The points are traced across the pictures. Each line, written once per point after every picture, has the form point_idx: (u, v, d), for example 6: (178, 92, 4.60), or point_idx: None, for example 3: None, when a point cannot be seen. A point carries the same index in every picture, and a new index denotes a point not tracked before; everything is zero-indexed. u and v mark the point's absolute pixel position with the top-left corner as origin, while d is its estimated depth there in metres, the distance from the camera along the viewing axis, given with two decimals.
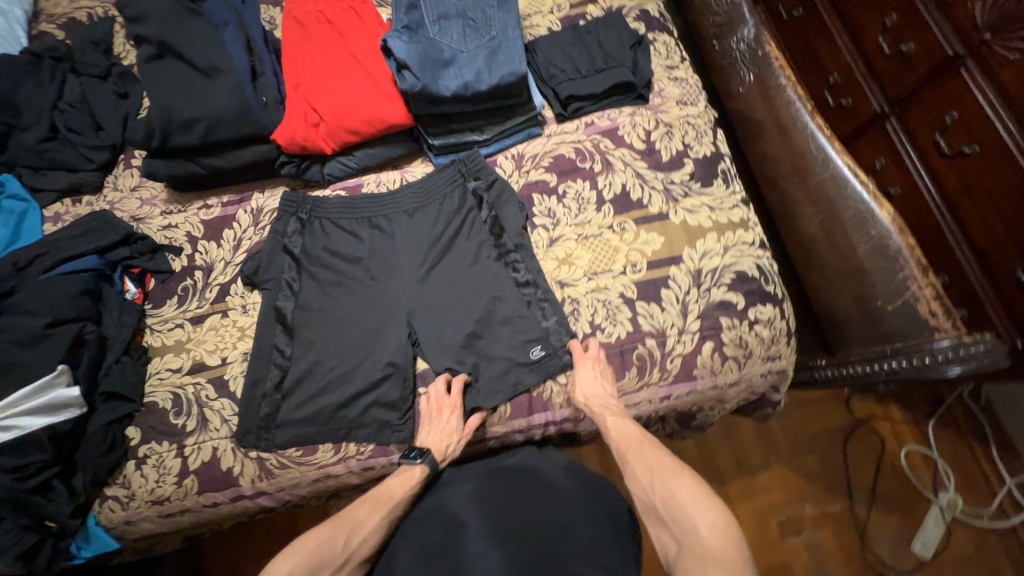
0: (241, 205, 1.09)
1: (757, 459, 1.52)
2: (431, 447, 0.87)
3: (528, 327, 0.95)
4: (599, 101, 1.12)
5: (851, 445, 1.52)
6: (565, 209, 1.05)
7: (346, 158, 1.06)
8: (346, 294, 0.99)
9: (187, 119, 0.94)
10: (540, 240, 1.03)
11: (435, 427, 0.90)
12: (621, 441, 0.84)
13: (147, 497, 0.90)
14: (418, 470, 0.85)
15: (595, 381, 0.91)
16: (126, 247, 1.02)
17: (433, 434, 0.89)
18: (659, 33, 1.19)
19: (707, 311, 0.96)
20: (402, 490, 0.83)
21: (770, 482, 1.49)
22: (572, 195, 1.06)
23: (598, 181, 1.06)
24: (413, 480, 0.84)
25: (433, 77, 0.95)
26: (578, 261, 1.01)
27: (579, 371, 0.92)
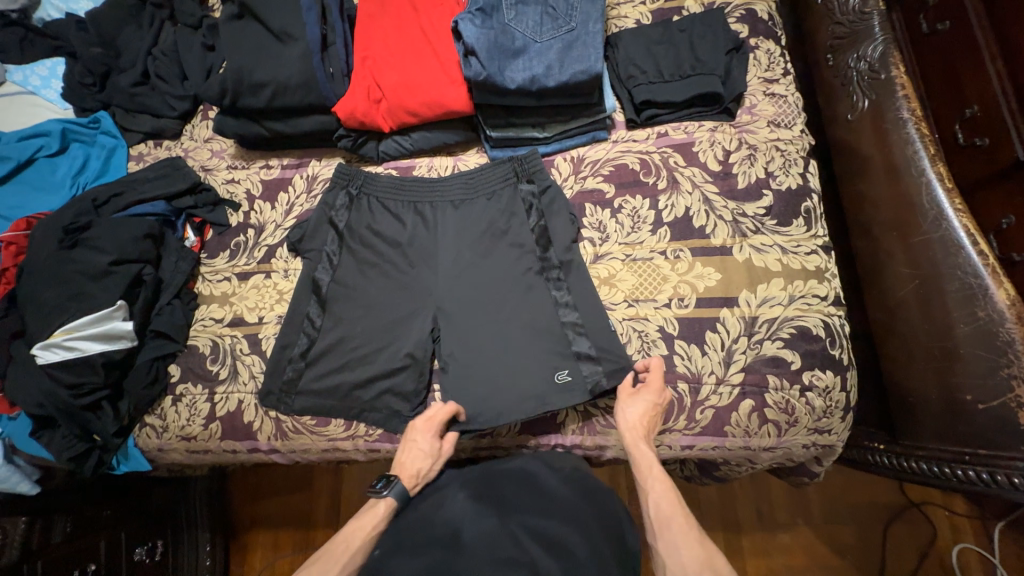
0: (299, 170, 1.12)
1: (780, 516, 1.40)
2: (397, 474, 0.83)
3: (555, 346, 0.91)
4: (679, 111, 1.01)
5: (895, 526, 1.36)
6: (617, 225, 0.98)
7: (402, 138, 1.05)
8: (381, 277, 0.99)
9: (257, 82, 0.96)
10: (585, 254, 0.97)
11: (408, 450, 0.86)
12: (660, 507, 0.76)
13: (178, 432, 0.98)
14: (383, 504, 0.81)
15: (639, 414, 0.83)
16: (191, 197, 1.08)
17: (406, 459, 0.85)
18: (764, 40, 1.05)
19: (754, 366, 0.87)
20: (361, 536, 0.77)
21: (791, 544, 1.38)
22: (627, 211, 0.98)
23: (659, 200, 0.98)
24: (377, 516, 0.79)
25: (500, 67, 0.88)
26: (620, 285, 0.94)
27: (636, 404, 0.84)
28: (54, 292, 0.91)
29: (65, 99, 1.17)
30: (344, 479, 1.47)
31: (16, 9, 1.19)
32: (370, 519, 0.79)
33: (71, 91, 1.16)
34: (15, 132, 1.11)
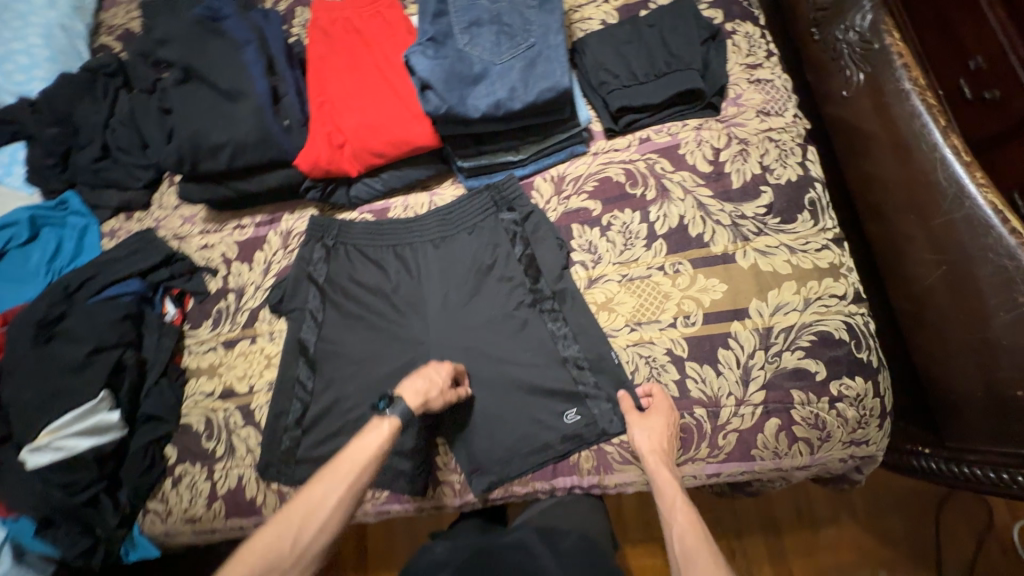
0: (272, 225, 1.07)
1: (822, 511, 1.31)
2: (403, 395, 0.80)
3: (559, 384, 0.85)
4: (659, 112, 0.94)
5: (946, 511, 1.27)
6: (608, 244, 0.91)
7: (372, 181, 1.00)
8: (369, 330, 0.95)
9: (213, 145, 0.91)
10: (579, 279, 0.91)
11: (417, 373, 0.83)
12: (683, 540, 0.72)
13: (181, 515, 0.94)
14: (387, 425, 0.78)
15: (654, 437, 0.77)
16: (166, 269, 1.05)
17: (413, 382, 0.82)
18: (741, 23, 0.97)
19: (775, 382, 0.80)
20: (366, 454, 0.76)
21: (838, 539, 1.29)
22: (617, 227, 0.92)
23: (650, 211, 0.91)
24: (382, 435, 0.77)
25: (460, 96, 0.82)
26: (619, 309, 0.88)
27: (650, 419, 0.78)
28: (34, 391, 0.88)
29: (31, 184, 1.14)
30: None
31: None
32: (375, 438, 0.77)
33: (34, 175, 1.13)
34: None
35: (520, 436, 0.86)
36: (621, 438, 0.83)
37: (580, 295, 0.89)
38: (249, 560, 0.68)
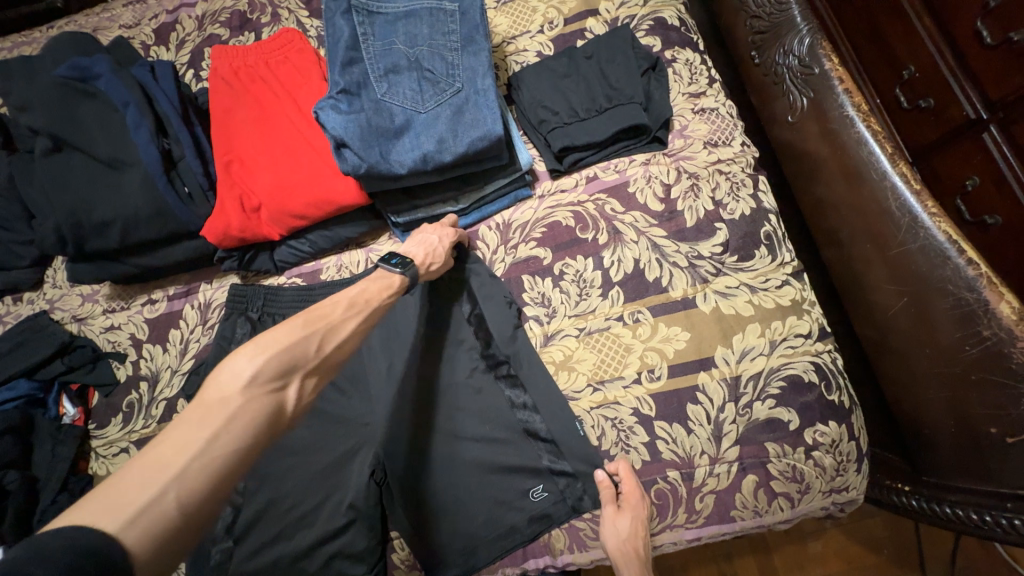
0: (188, 298, 0.95)
1: (806, 525, 1.25)
2: (414, 257, 0.77)
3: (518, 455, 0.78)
4: (605, 149, 0.89)
5: None
6: (563, 293, 0.85)
7: (298, 243, 0.89)
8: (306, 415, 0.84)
9: (100, 223, 0.79)
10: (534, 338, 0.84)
11: (417, 239, 0.81)
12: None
13: None
14: (397, 279, 0.74)
15: (628, 539, 0.71)
16: (61, 361, 0.90)
17: (420, 247, 0.80)
18: (680, 50, 0.93)
19: (749, 436, 0.74)
20: (378, 297, 0.71)
21: (826, 553, 1.23)
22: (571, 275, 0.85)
23: (604, 255, 0.85)
24: (390, 287, 0.73)
25: (381, 152, 0.72)
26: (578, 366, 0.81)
27: (620, 519, 0.72)
28: None
29: None
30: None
31: None
32: (383, 286, 0.73)
33: None
34: None
35: (482, 521, 0.77)
36: (593, 512, 0.76)
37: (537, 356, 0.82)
38: (264, 351, 0.57)
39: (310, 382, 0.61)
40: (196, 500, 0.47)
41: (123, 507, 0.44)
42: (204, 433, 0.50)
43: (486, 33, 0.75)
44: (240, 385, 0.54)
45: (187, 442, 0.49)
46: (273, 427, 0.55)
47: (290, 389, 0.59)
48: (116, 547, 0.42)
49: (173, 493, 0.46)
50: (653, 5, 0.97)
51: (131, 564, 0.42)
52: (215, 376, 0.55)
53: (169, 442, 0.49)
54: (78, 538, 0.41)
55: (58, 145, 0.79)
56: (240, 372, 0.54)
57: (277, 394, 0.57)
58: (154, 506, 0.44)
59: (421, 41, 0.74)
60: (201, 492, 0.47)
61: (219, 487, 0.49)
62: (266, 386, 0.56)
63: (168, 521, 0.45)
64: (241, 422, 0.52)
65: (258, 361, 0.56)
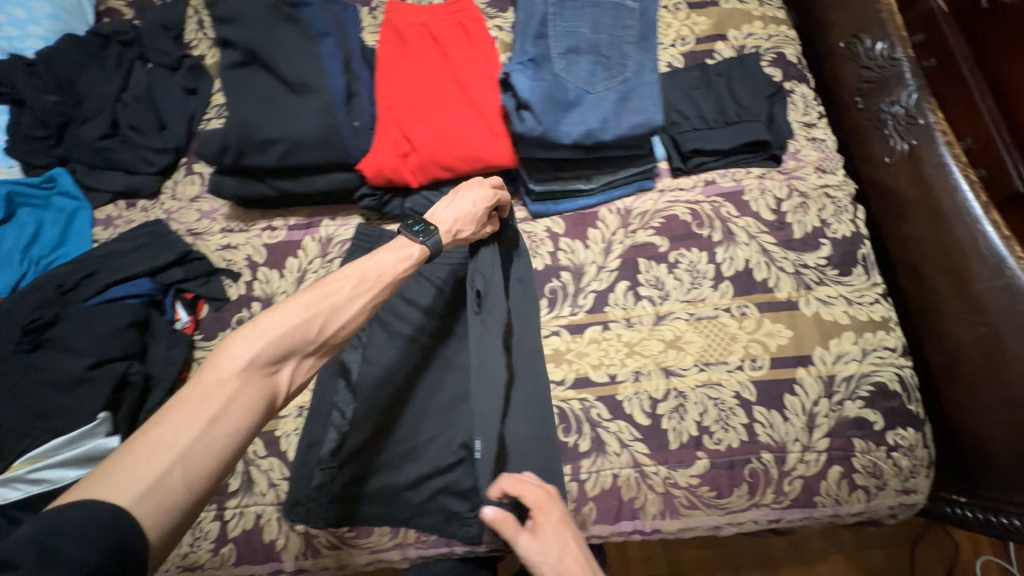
0: (308, 230, 0.98)
1: (815, 547, 1.30)
2: (439, 227, 0.78)
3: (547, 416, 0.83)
4: (726, 158, 0.98)
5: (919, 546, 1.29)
6: (565, 293, 0.92)
7: (432, 194, 0.92)
8: (419, 355, 0.88)
9: (265, 139, 0.82)
10: (521, 321, 0.89)
11: (453, 202, 0.82)
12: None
13: (179, 562, 0.79)
14: (417, 248, 0.76)
15: (562, 558, 0.60)
16: (180, 268, 0.91)
17: (450, 214, 0.81)
18: (797, 84, 1.04)
19: (839, 430, 0.82)
20: (393, 270, 0.72)
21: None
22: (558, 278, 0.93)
23: (577, 266, 0.94)
24: (410, 258, 0.75)
25: (555, 120, 0.79)
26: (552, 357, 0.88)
27: (545, 537, 0.62)
28: (10, 410, 0.72)
29: (10, 155, 0.97)
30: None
31: None
32: (405, 256, 0.74)
33: (16, 145, 0.97)
34: None
35: (585, 476, 0.82)
36: (690, 482, 0.81)
37: (529, 342, 0.88)
38: (264, 333, 0.59)
39: (308, 363, 0.63)
40: (202, 475, 0.51)
41: (131, 487, 0.47)
42: (205, 416, 0.52)
43: (657, 36, 0.84)
44: (239, 368, 0.56)
45: (185, 425, 0.51)
46: (271, 408, 0.58)
47: (287, 370, 0.61)
48: (130, 524, 0.46)
49: (179, 471, 0.49)
50: (776, 41, 1.08)
51: (147, 537, 0.47)
52: (214, 359, 0.56)
53: (168, 424, 0.51)
54: (97, 512, 0.45)
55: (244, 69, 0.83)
56: (239, 355, 0.56)
57: (275, 377, 0.59)
58: (162, 484, 0.48)
59: (603, 30, 0.83)
60: (207, 468, 0.51)
61: (220, 466, 0.52)
62: (262, 369, 0.58)
63: (175, 496, 0.49)
64: (240, 406, 0.55)
65: (257, 345, 0.58)
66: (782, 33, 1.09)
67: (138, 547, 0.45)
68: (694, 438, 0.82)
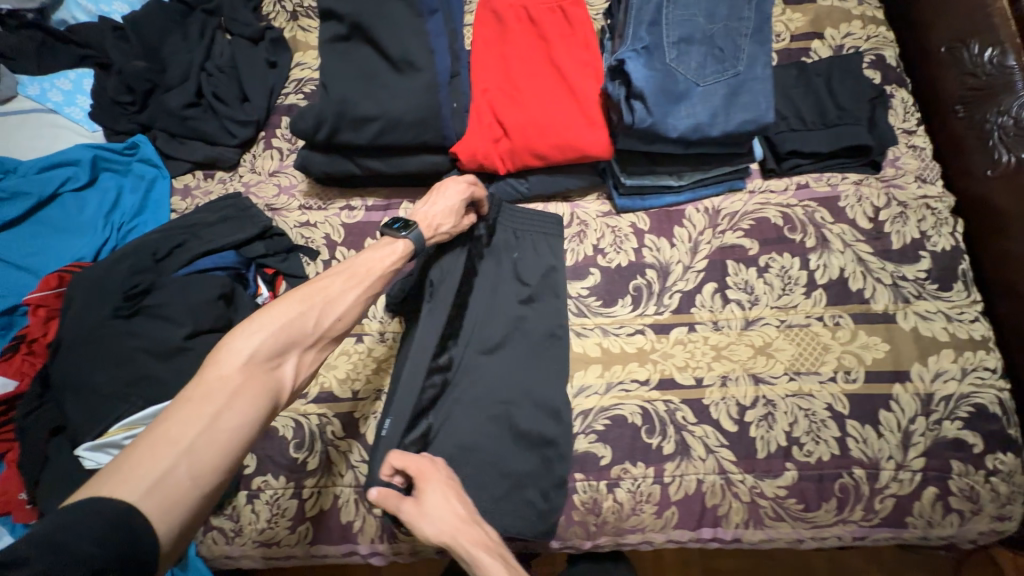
0: (387, 212, 0.95)
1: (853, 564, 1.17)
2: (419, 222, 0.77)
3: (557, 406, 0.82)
4: (823, 162, 0.94)
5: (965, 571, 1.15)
6: (531, 285, 0.88)
7: (519, 181, 0.92)
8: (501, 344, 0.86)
9: (362, 117, 0.82)
10: (480, 308, 0.87)
11: (434, 202, 0.80)
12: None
13: (255, 536, 0.79)
14: (402, 244, 0.74)
15: (448, 504, 0.66)
16: (261, 243, 0.90)
17: (426, 210, 0.79)
18: (897, 88, 1.00)
19: (936, 450, 0.79)
20: (384, 265, 0.71)
21: None
22: (525, 270, 0.89)
23: (541, 259, 0.90)
24: (396, 253, 0.73)
25: (664, 113, 0.78)
26: (516, 350, 0.86)
27: (427, 495, 0.67)
28: (108, 375, 0.72)
29: (95, 120, 0.97)
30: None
31: (33, 8, 1.02)
32: (388, 253, 0.73)
33: (101, 110, 0.97)
34: (34, 161, 0.91)
35: (669, 479, 0.80)
36: (777, 492, 0.79)
37: (542, 337, 0.86)
38: (266, 327, 0.59)
39: (310, 356, 0.63)
40: (208, 469, 0.51)
41: (137, 480, 0.47)
42: (208, 410, 0.53)
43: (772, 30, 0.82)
44: (239, 363, 0.56)
45: (191, 421, 0.51)
46: (275, 403, 0.58)
47: (289, 365, 0.60)
48: (137, 517, 0.46)
49: (184, 466, 0.49)
50: (876, 42, 1.03)
51: (156, 532, 0.47)
52: (215, 357, 0.57)
53: (172, 420, 0.52)
54: (104, 506, 0.45)
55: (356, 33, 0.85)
56: (239, 350, 0.56)
57: (276, 371, 0.59)
58: (167, 479, 0.48)
59: (719, 20, 0.81)
60: (211, 462, 0.51)
61: (226, 460, 0.52)
62: (263, 364, 0.58)
63: (182, 490, 0.49)
64: (243, 399, 0.54)
65: (256, 340, 0.58)
66: (883, 34, 1.04)
67: (147, 542, 0.45)
68: (783, 448, 0.80)
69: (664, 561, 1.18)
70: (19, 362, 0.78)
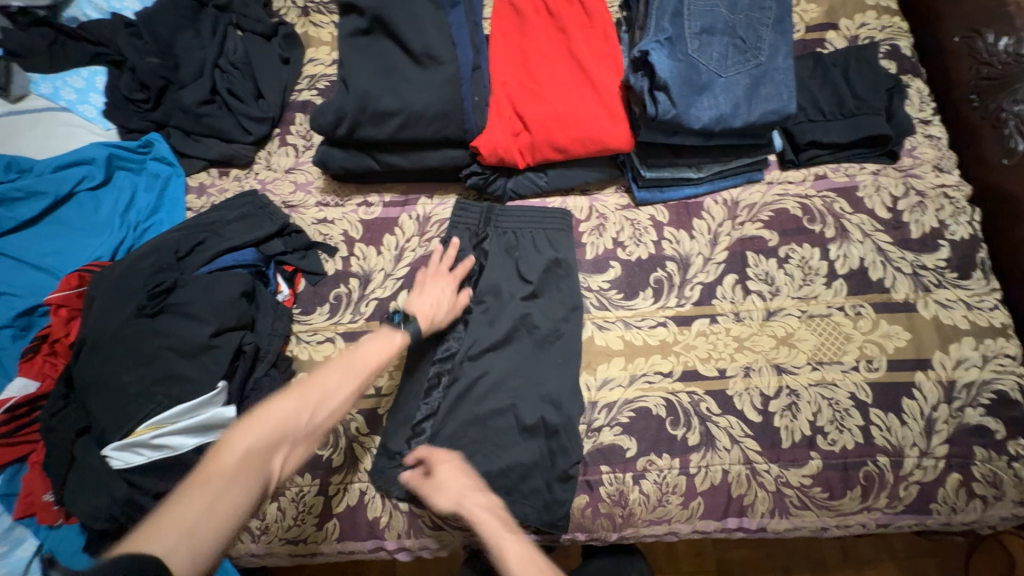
0: (405, 208, 0.95)
1: (867, 553, 1.18)
2: (417, 315, 0.78)
3: (565, 405, 0.81)
4: (840, 152, 0.94)
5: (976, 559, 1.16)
6: (532, 283, 0.87)
7: (537, 175, 0.92)
8: (519, 339, 0.85)
9: (383, 111, 0.81)
10: (480, 308, 0.86)
11: (422, 293, 0.81)
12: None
13: (282, 534, 0.79)
14: (399, 337, 0.75)
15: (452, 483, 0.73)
16: (280, 240, 0.90)
17: (422, 300, 0.80)
18: (912, 78, 1.00)
19: (959, 437, 0.80)
20: (378, 357, 0.72)
21: None
22: (527, 268, 0.88)
23: (542, 255, 0.89)
24: (392, 346, 0.74)
25: (687, 104, 0.78)
26: (522, 347, 0.84)
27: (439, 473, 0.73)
28: (136, 373, 0.72)
29: (108, 118, 0.96)
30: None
31: (45, 5, 1.01)
32: (382, 348, 0.73)
33: (116, 108, 0.96)
34: (48, 161, 0.90)
35: (695, 469, 0.80)
36: (801, 481, 0.80)
37: (552, 339, 0.85)
38: (265, 419, 0.63)
39: (299, 450, 0.66)
40: (202, 553, 0.53)
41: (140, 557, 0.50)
42: (206, 498, 0.56)
43: (793, 20, 0.82)
44: (237, 457, 0.60)
45: (191, 507, 0.55)
46: (265, 495, 0.61)
47: (281, 457, 0.64)
48: None
49: (183, 548, 0.52)
50: (891, 33, 1.03)
51: None
52: (217, 449, 0.61)
53: (175, 506, 0.55)
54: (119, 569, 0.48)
55: (376, 28, 0.85)
56: (238, 445, 0.61)
57: (271, 465, 0.62)
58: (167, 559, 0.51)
59: (740, 10, 0.81)
60: (206, 547, 0.54)
61: (218, 547, 0.55)
62: (259, 457, 0.61)
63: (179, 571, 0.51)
64: (237, 487, 0.58)
65: (256, 435, 0.62)
66: (897, 24, 1.04)
67: None
68: (807, 437, 0.81)
69: (676, 550, 1.18)
70: (39, 363, 0.78)
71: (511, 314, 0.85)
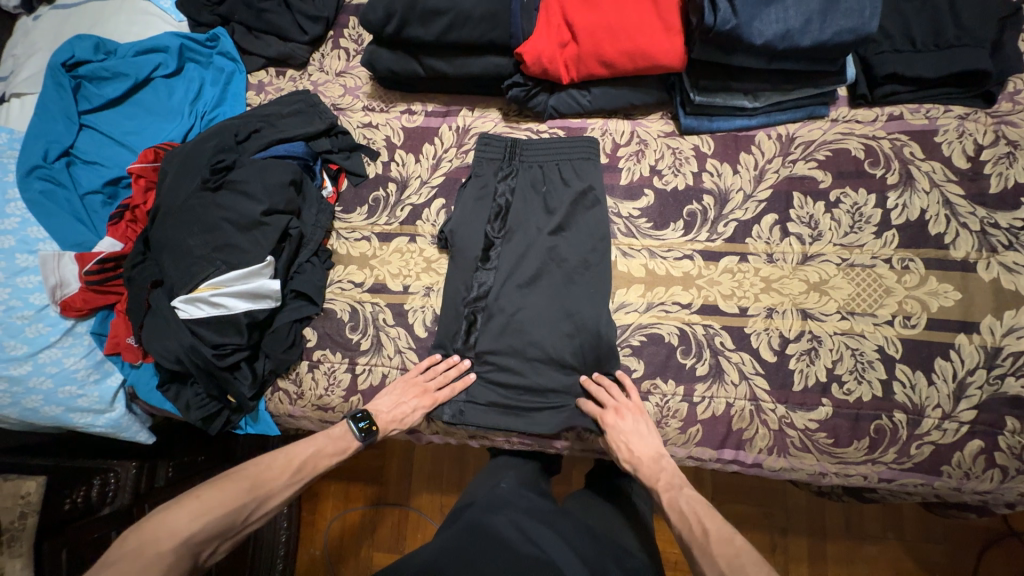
0: (446, 119, 0.96)
1: (872, 527, 1.15)
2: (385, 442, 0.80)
3: (580, 321, 0.82)
4: (923, 91, 0.85)
5: (991, 555, 1.10)
6: (557, 215, 0.86)
7: (580, 93, 0.90)
8: (551, 278, 0.84)
9: (432, 10, 0.82)
10: (511, 247, 0.86)
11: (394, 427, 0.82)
12: (693, 506, 0.70)
13: (314, 401, 0.88)
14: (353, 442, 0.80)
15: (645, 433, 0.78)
16: (327, 139, 0.94)
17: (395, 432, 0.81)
18: None
19: (990, 405, 0.76)
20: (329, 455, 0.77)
21: (882, 561, 1.13)
22: (554, 200, 0.87)
23: (570, 187, 0.87)
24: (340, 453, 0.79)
25: (749, 16, 0.74)
26: (554, 282, 0.84)
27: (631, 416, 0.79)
28: (200, 240, 0.82)
29: (181, 10, 1.03)
30: (412, 471, 1.25)
31: None
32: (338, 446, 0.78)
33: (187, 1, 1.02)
34: (129, 47, 0.98)
35: (698, 399, 0.82)
36: (806, 425, 0.79)
37: (589, 264, 0.84)
38: (201, 516, 0.64)
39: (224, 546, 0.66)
40: None
41: None
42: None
43: None
44: (175, 543, 0.61)
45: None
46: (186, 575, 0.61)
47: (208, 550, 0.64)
48: None
49: None
50: None
51: None
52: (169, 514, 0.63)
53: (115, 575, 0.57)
54: None
55: None
56: (178, 533, 0.62)
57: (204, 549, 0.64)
58: None
59: None
60: None
61: None
62: (193, 548, 0.62)
63: None
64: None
65: (198, 524, 0.63)
66: None
67: None
68: (822, 383, 0.79)
69: None
70: (124, 228, 0.90)
71: (536, 245, 0.85)
